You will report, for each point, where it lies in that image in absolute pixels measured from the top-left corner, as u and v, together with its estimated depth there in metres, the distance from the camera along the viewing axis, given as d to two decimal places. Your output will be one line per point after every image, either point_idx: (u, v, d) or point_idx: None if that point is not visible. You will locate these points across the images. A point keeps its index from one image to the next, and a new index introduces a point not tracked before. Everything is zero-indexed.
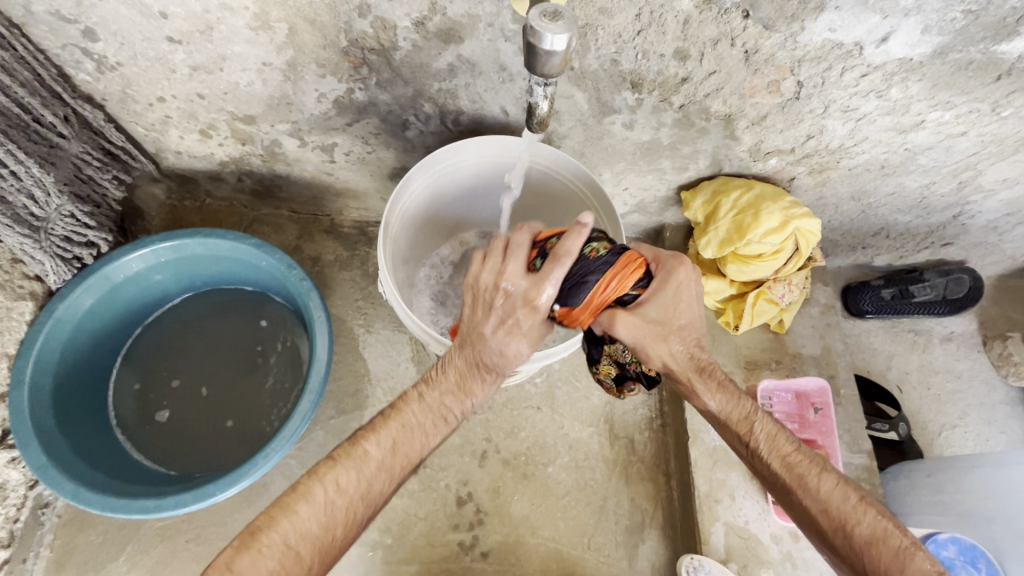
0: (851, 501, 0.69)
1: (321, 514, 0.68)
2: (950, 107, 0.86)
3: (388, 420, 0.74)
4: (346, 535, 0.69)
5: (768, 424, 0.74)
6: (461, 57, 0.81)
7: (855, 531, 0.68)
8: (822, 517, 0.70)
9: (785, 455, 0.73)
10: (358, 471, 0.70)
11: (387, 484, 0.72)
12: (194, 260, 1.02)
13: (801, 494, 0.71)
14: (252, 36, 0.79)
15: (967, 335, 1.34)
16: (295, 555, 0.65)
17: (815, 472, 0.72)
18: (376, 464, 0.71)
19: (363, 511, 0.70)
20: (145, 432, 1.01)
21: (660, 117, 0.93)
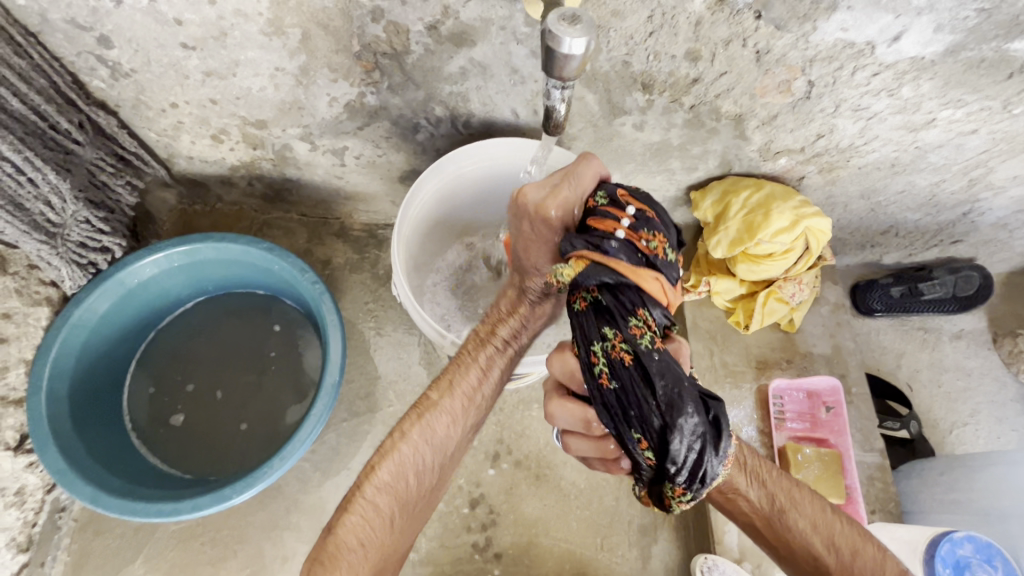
0: (828, 514, 0.76)
1: (392, 466, 0.71)
2: (961, 105, 0.86)
3: (455, 365, 0.76)
4: (419, 480, 0.73)
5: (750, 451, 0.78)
6: (473, 60, 0.82)
7: (840, 541, 0.74)
8: (813, 535, 0.74)
9: (770, 480, 0.77)
10: (422, 423, 0.73)
11: (456, 425, 0.74)
12: (206, 265, 1.03)
13: (793, 516, 0.76)
14: (265, 41, 0.80)
15: (977, 332, 1.34)
16: (373, 506, 0.70)
17: (798, 491, 0.77)
18: (441, 409, 0.73)
19: (434, 455, 0.73)
20: (160, 436, 1.02)
21: (670, 118, 0.93)
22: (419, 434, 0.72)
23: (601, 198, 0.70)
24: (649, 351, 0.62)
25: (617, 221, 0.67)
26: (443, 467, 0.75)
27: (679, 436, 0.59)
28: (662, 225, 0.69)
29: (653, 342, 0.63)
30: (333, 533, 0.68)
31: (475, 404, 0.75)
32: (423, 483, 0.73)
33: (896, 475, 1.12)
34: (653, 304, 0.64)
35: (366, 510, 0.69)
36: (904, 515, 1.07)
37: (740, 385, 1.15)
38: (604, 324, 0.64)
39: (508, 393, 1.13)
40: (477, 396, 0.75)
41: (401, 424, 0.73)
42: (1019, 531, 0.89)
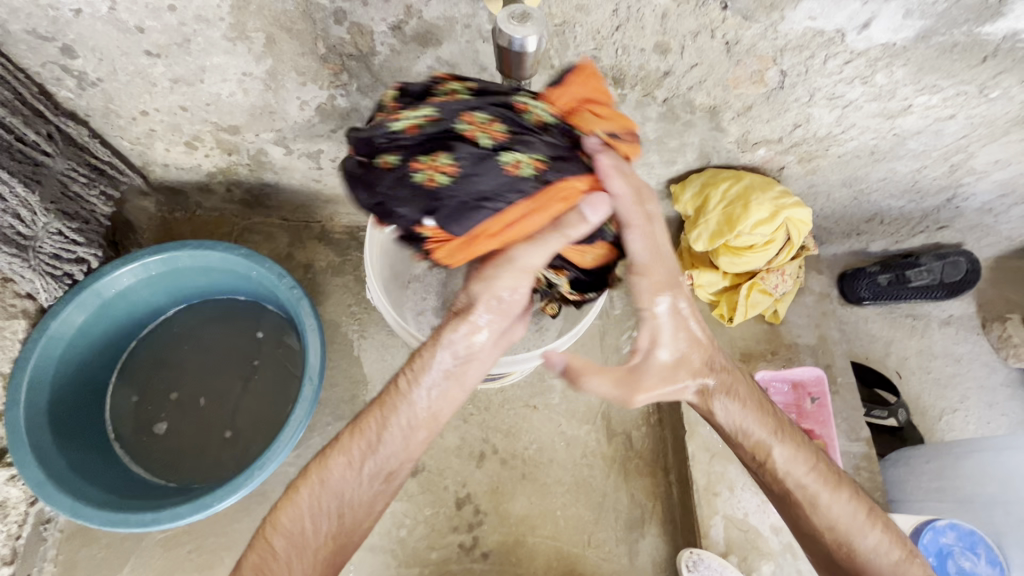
0: (859, 520, 0.76)
1: (292, 512, 0.72)
2: (936, 90, 0.85)
3: (363, 412, 0.76)
4: (318, 533, 0.72)
5: (794, 438, 0.79)
6: (440, 59, 0.81)
7: (858, 545, 0.75)
8: (826, 532, 0.76)
9: (801, 474, 0.76)
10: (321, 463, 0.74)
11: (352, 474, 0.73)
12: (184, 273, 1.02)
13: (816, 511, 0.76)
14: (229, 46, 0.79)
15: (966, 318, 1.34)
16: (271, 550, 0.71)
17: (836, 486, 0.76)
18: (340, 450, 0.74)
19: (332, 505, 0.73)
20: (143, 446, 1.02)
21: (644, 111, 0.92)
22: (319, 477, 0.73)
23: (534, 151, 0.67)
24: (399, 138, 0.68)
25: (500, 165, 0.66)
26: (345, 520, 0.74)
27: None
28: (406, 193, 0.67)
29: (429, 148, 0.67)
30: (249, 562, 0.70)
31: (373, 455, 0.73)
32: (326, 540, 0.73)
33: (883, 464, 1.12)
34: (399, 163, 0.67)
35: (263, 553, 0.71)
36: (889, 504, 1.07)
37: None
38: (456, 106, 0.69)
39: (493, 392, 1.13)
40: (375, 444, 0.73)
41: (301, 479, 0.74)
42: (1004, 519, 0.90)
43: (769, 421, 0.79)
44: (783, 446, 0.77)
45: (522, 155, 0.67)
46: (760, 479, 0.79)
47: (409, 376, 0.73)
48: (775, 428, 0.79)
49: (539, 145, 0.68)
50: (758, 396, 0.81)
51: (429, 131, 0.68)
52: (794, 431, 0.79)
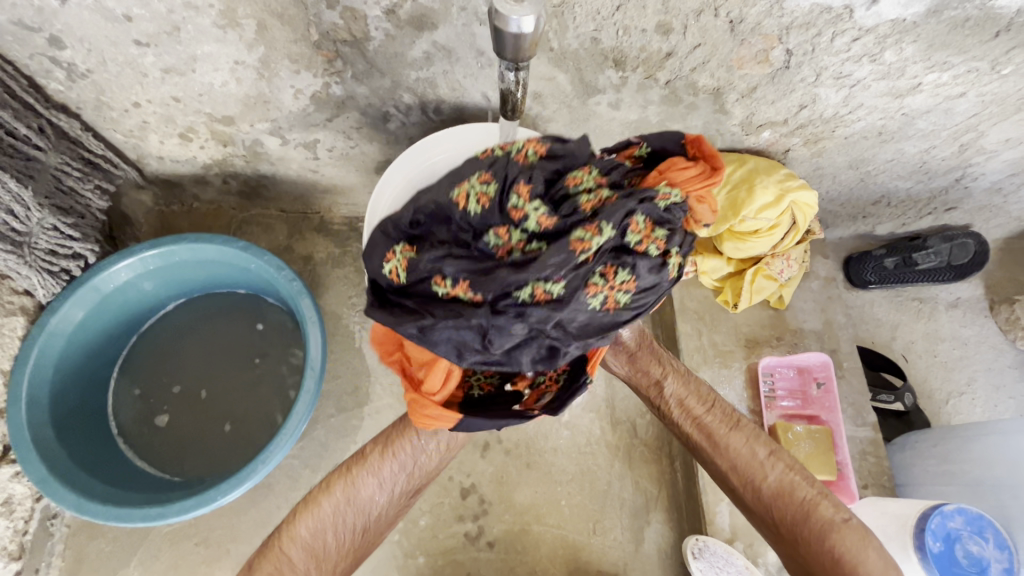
0: (760, 457, 0.79)
1: (312, 522, 0.73)
2: (947, 68, 0.83)
3: (397, 429, 0.80)
4: (339, 538, 0.74)
5: (682, 385, 0.86)
6: (436, 44, 0.79)
7: (759, 484, 0.78)
8: (731, 474, 0.80)
9: (695, 416, 0.84)
10: (350, 479, 0.76)
11: (387, 490, 0.78)
12: (182, 267, 1.02)
13: (712, 451, 0.82)
14: (220, 34, 0.77)
15: (973, 301, 1.32)
16: (288, 562, 0.70)
17: (732, 429, 0.82)
18: (371, 471, 0.77)
19: (356, 517, 0.76)
20: (146, 439, 1.02)
21: (646, 95, 0.90)
22: (346, 493, 0.76)
23: (623, 270, 0.62)
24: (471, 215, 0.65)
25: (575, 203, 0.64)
26: (369, 529, 0.78)
27: (633, 262, 0.63)
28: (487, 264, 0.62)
29: (499, 214, 0.64)
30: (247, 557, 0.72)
31: (408, 473, 0.79)
32: (345, 543, 0.75)
33: (890, 449, 1.12)
34: (489, 305, 0.60)
35: (279, 564, 0.70)
36: (896, 489, 1.07)
37: (730, 364, 1.13)
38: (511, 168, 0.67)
39: None
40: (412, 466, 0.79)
41: (331, 480, 0.77)
42: (1011, 501, 0.88)
43: (648, 378, 0.88)
44: (669, 391, 0.86)
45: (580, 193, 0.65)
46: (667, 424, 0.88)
47: None
48: (652, 389, 0.87)
49: (641, 268, 0.62)
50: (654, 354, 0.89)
51: (495, 197, 0.64)
52: (673, 378, 0.87)
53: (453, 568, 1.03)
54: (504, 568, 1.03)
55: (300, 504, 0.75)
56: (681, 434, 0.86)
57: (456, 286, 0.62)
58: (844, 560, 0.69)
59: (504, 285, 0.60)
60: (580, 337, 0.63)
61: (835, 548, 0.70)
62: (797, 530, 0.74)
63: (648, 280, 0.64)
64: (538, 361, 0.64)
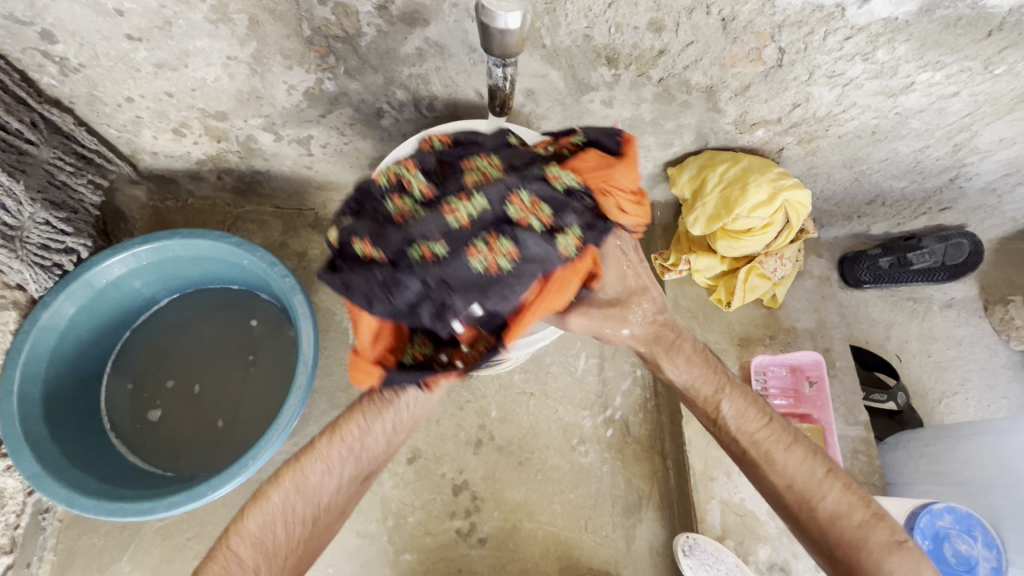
0: (818, 476, 0.76)
1: (261, 517, 0.74)
2: (940, 67, 0.83)
3: (345, 414, 0.81)
4: (287, 531, 0.74)
5: (738, 399, 0.80)
6: (428, 40, 0.79)
7: (817, 506, 0.74)
8: (786, 491, 0.76)
9: (751, 432, 0.79)
10: (298, 467, 0.77)
11: (336, 476, 0.78)
12: (175, 263, 1.02)
13: (769, 469, 0.77)
14: (212, 29, 0.77)
15: (968, 301, 1.32)
16: (235, 558, 0.71)
17: (790, 448, 0.77)
18: (320, 458, 0.78)
19: (305, 505, 0.76)
20: (138, 434, 1.02)
21: (639, 92, 0.90)
22: (294, 484, 0.76)
23: (506, 237, 0.63)
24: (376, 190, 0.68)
25: (464, 178, 0.67)
26: (320, 517, 0.77)
27: (519, 229, 0.64)
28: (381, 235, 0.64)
29: (398, 189, 0.67)
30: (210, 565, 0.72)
31: (355, 457, 0.79)
32: (296, 535, 0.75)
33: (881, 449, 1.11)
34: (390, 261, 0.63)
35: (227, 560, 0.72)
36: (887, 487, 1.07)
37: (723, 363, 1.14)
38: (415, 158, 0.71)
39: (489, 379, 1.12)
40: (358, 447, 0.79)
41: (279, 473, 0.77)
42: (1002, 501, 0.89)
43: (700, 392, 0.81)
44: (725, 407, 0.80)
45: (475, 168, 0.68)
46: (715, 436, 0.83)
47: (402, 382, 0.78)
48: (707, 406, 0.81)
49: (523, 238, 0.63)
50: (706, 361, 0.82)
51: (399, 178, 0.68)
52: (730, 393, 0.80)
53: (444, 565, 1.03)
54: (495, 564, 1.03)
55: (251, 499, 0.76)
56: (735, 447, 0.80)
57: (362, 245, 0.64)
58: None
59: (398, 245, 0.63)
60: (465, 298, 0.64)
61: (891, 572, 0.69)
62: (853, 553, 0.71)
63: (536, 251, 0.64)
64: (441, 316, 0.65)
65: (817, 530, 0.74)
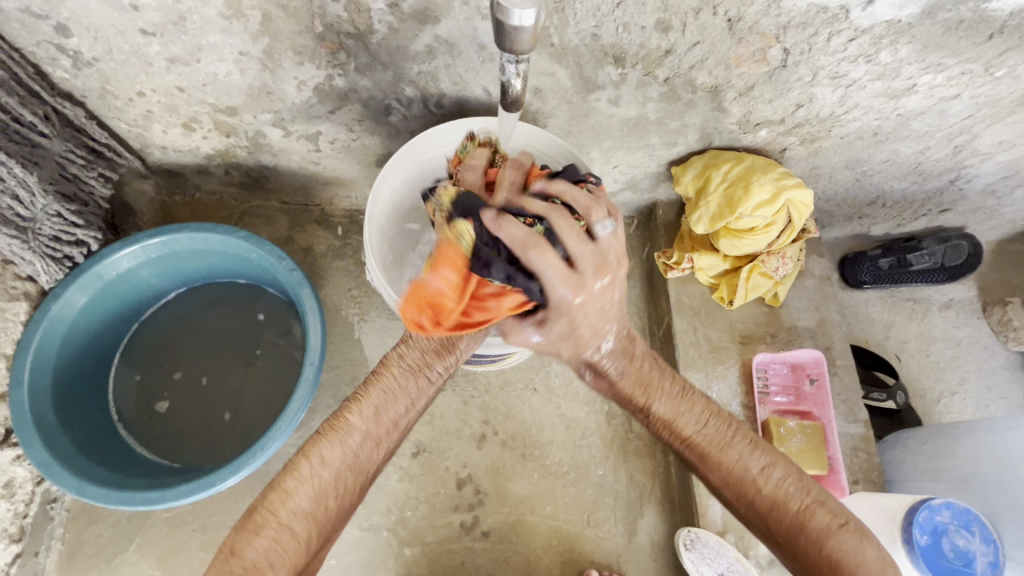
0: (751, 472, 0.77)
1: (310, 491, 0.75)
2: (941, 69, 0.84)
3: (370, 383, 0.81)
4: (340, 501, 0.77)
5: (669, 403, 0.80)
6: (438, 38, 0.80)
7: (755, 500, 0.76)
8: (724, 489, 0.78)
9: (684, 435, 0.80)
10: (341, 445, 0.77)
11: (379, 448, 0.79)
12: (184, 256, 1.03)
13: (707, 468, 0.79)
14: (225, 25, 0.78)
15: (967, 302, 1.33)
16: (287, 531, 0.72)
17: (723, 446, 0.78)
18: (362, 433, 0.78)
19: (354, 478, 0.78)
20: (146, 425, 1.03)
21: (645, 91, 0.92)
22: (339, 456, 0.77)
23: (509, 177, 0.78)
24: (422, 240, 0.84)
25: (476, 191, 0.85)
26: (363, 486, 0.80)
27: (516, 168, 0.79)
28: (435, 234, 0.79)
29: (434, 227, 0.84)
30: (252, 537, 0.72)
31: (395, 429, 0.81)
32: (343, 502, 0.77)
33: (880, 446, 1.13)
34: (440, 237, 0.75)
35: (277, 533, 0.72)
36: (886, 485, 1.08)
37: (725, 360, 1.15)
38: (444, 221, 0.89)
39: (493, 374, 1.14)
40: (400, 421, 0.81)
41: (319, 447, 0.76)
42: (999, 497, 0.90)
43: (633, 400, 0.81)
44: (658, 412, 0.81)
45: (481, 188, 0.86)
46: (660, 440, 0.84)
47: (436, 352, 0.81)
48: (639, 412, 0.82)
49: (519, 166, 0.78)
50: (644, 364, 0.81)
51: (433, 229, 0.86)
52: (661, 393, 0.80)
53: (448, 558, 1.04)
54: (498, 558, 1.04)
55: (290, 476, 0.75)
56: (670, 448, 0.83)
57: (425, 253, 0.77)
58: (841, 565, 0.70)
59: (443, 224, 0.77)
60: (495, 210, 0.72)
61: (830, 554, 0.71)
62: (793, 540, 0.74)
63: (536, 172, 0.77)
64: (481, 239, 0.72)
65: (757, 517, 0.77)
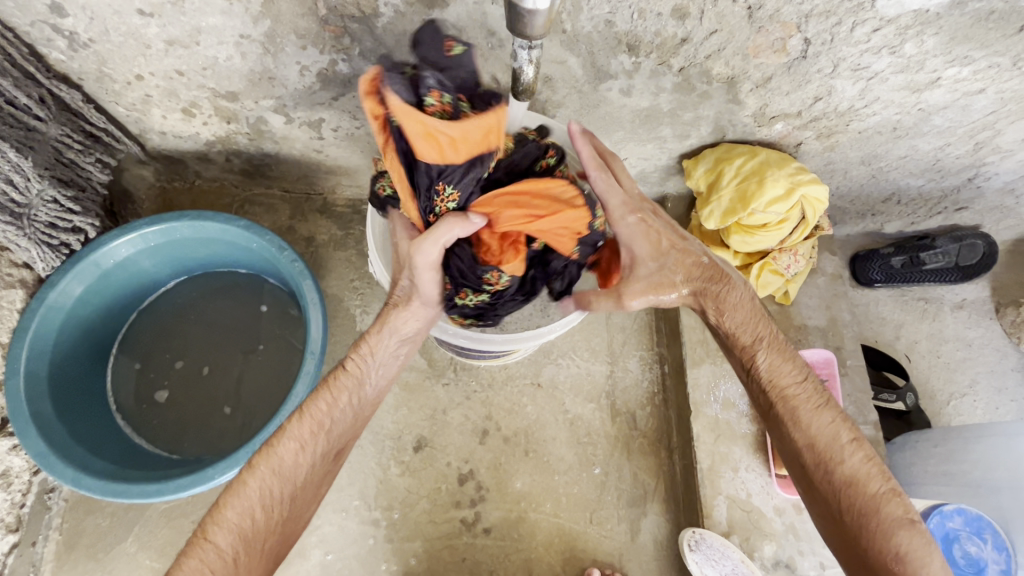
0: (841, 441, 0.73)
1: (238, 503, 0.69)
2: (967, 62, 0.81)
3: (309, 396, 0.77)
4: (267, 514, 0.70)
5: (774, 350, 0.79)
6: (446, 22, 0.77)
7: (835, 470, 0.72)
8: (806, 451, 0.74)
9: (786, 383, 0.77)
10: (268, 450, 0.72)
11: (307, 455, 0.74)
12: (184, 244, 1.00)
13: (794, 425, 0.75)
14: (226, 6, 0.76)
15: (979, 302, 1.31)
16: (214, 549, 0.66)
17: (814, 409, 0.75)
18: (289, 439, 0.73)
19: (282, 486, 0.71)
20: (145, 414, 1.02)
21: (658, 81, 0.89)
22: (269, 467, 0.71)
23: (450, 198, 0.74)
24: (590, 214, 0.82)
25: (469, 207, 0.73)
26: (296, 499, 0.73)
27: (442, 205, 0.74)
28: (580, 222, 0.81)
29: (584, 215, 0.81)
30: (206, 538, 0.66)
31: (324, 433, 0.75)
32: (274, 513, 0.70)
33: (889, 447, 1.08)
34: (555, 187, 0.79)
35: (205, 550, 0.66)
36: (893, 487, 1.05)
37: None
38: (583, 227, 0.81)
39: (497, 369, 1.12)
40: (327, 422, 0.76)
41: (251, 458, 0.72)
42: (1011, 504, 0.88)
43: (746, 335, 0.80)
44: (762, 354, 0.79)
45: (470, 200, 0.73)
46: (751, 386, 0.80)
47: (360, 358, 0.79)
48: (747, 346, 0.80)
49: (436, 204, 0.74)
50: (757, 313, 0.81)
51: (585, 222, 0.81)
52: (773, 341, 0.79)
53: (448, 553, 1.03)
54: (499, 555, 1.03)
55: (228, 492, 0.70)
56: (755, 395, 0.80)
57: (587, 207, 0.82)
58: (907, 558, 0.65)
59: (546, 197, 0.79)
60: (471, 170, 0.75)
61: (898, 544, 0.66)
62: (860, 521, 0.69)
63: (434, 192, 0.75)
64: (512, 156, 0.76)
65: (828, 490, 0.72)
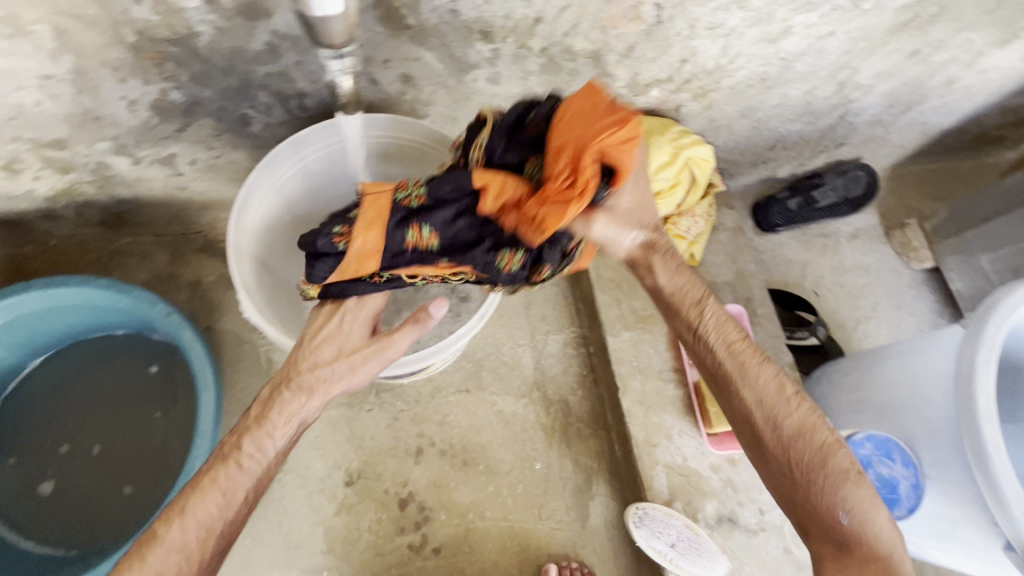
0: (785, 394, 0.72)
1: None
2: (813, 8, 0.83)
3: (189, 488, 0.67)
4: None
5: (719, 313, 0.77)
6: (277, 33, 0.70)
7: (783, 423, 0.71)
8: (756, 408, 0.72)
9: (731, 343, 0.75)
10: (141, 564, 0.62)
11: (192, 570, 0.63)
12: (37, 318, 0.89)
13: (741, 383, 0.73)
14: (9, 46, 0.65)
15: (870, 229, 1.39)
16: None
17: (762, 365, 0.74)
18: (168, 545, 0.63)
19: None
20: (29, 514, 0.91)
21: (523, 65, 0.85)
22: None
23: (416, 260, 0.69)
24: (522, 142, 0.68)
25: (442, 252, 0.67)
26: None
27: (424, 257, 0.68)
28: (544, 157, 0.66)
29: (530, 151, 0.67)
30: None
31: (212, 536, 0.65)
32: None
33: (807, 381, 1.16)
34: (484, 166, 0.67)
35: None
36: None
37: None
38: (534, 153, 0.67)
39: (422, 383, 1.08)
40: (216, 525, 0.66)
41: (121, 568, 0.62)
42: (911, 420, 0.88)
43: (688, 297, 0.77)
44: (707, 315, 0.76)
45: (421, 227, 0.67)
46: (692, 350, 0.77)
47: (254, 445, 0.70)
48: (692, 310, 0.76)
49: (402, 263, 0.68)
50: (693, 274, 0.78)
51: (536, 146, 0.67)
52: (715, 300, 0.77)
53: None
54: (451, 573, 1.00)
55: None
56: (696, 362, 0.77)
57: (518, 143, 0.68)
58: (851, 507, 0.66)
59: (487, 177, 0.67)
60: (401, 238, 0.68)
61: (845, 498, 0.67)
62: (809, 476, 0.69)
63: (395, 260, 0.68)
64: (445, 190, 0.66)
65: (779, 448, 0.71)
